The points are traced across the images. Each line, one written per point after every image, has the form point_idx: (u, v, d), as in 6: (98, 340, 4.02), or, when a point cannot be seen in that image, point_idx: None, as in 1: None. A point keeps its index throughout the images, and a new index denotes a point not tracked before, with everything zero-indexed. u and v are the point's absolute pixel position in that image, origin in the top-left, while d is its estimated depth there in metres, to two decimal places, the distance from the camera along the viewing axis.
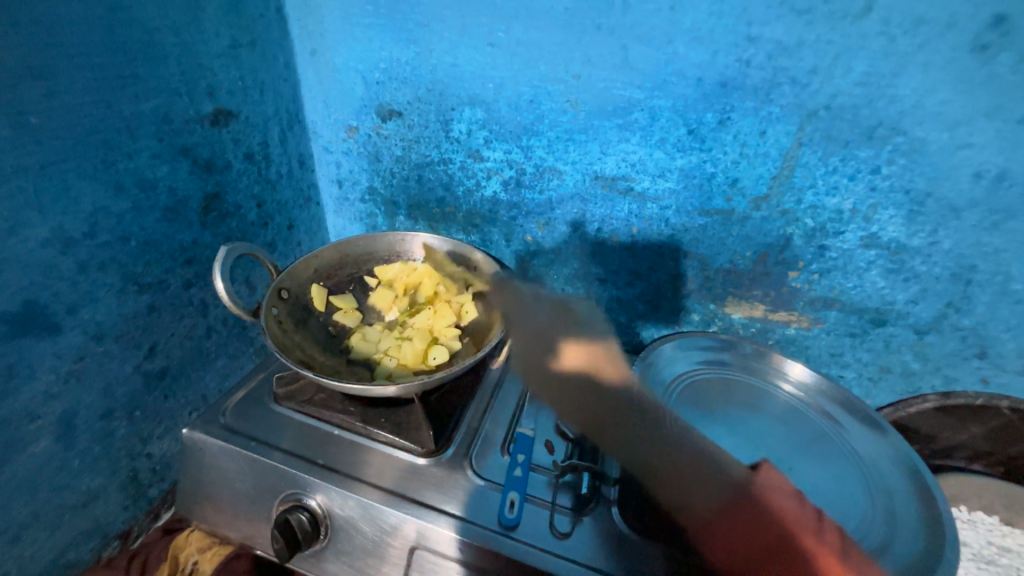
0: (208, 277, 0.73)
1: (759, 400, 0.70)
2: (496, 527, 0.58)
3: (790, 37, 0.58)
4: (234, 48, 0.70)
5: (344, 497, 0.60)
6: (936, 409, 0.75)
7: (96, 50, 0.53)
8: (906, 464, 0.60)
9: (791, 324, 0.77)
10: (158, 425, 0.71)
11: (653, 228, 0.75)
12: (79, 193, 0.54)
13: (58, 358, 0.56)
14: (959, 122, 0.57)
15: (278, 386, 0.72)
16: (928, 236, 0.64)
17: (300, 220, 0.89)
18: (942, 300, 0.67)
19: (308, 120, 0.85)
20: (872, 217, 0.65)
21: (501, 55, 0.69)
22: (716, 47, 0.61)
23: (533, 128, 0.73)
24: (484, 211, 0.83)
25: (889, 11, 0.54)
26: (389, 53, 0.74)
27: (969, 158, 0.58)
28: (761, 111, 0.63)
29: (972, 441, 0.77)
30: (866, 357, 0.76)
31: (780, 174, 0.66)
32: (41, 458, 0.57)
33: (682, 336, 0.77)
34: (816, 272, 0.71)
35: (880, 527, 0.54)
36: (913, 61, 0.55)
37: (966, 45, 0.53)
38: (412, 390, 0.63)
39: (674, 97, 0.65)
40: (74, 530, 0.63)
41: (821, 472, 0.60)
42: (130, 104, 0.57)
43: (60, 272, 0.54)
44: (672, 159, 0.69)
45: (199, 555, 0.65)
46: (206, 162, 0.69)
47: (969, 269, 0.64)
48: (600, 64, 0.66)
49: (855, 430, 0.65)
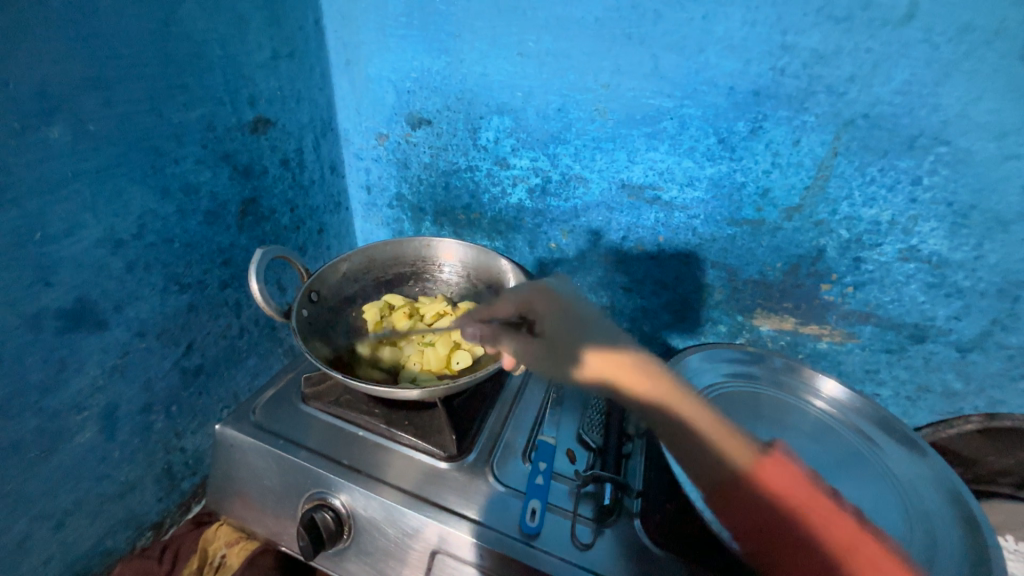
0: (243, 279, 0.76)
1: (788, 415, 0.68)
2: (517, 535, 0.58)
3: (826, 45, 0.57)
4: (275, 60, 0.73)
5: (368, 498, 0.61)
6: (980, 431, 0.71)
7: (150, 62, 0.56)
8: (948, 488, 0.57)
9: (822, 338, 0.75)
10: (192, 421, 0.73)
11: (680, 237, 0.75)
12: (129, 197, 0.57)
13: (104, 353, 0.59)
14: (1008, 131, 0.54)
15: (305, 386, 0.73)
16: (972, 250, 0.61)
17: (329, 225, 0.92)
18: (987, 317, 0.64)
19: (340, 127, 0.87)
20: (911, 230, 0.62)
21: (530, 65, 0.70)
22: (749, 56, 0.60)
23: (561, 136, 0.73)
24: (509, 218, 0.84)
25: (932, 19, 0.52)
26: (421, 63, 0.76)
27: (1018, 169, 0.56)
28: (795, 121, 0.61)
29: (1019, 467, 0.73)
30: (903, 374, 0.73)
31: (814, 184, 0.64)
32: (86, 448, 0.60)
33: (709, 347, 0.75)
34: (850, 285, 0.69)
35: (919, 552, 0.52)
36: (957, 70, 0.54)
37: (1015, 53, 0.51)
38: (435, 395, 0.63)
39: (705, 106, 0.64)
40: (112, 518, 0.66)
41: (855, 493, 0.58)
42: (178, 113, 0.60)
43: (109, 271, 0.57)
44: (702, 167, 0.68)
45: (226, 548, 0.67)
46: (244, 168, 0.72)
47: (1017, 285, 0.61)
48: (630, 73, 0.66)
49: (892, 450, 0.63)
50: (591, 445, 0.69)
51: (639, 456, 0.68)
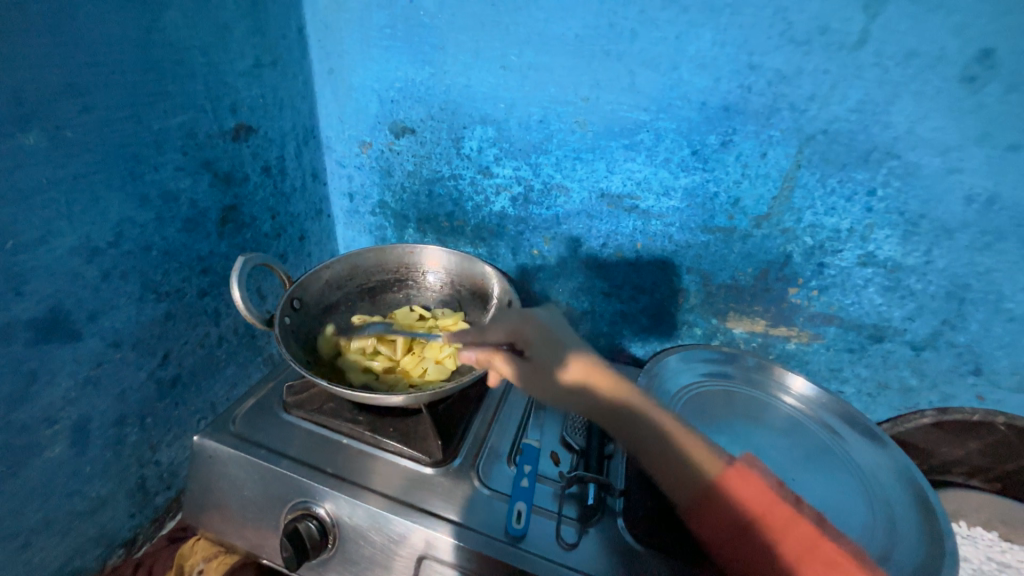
0: (222, 286, 0.75)
1: (760, 412, 0.71)
2: (503, 537, 0.59)
3: (789, 65, 0.61)
4: (257, 67, 0.73)
5: (353, 505, 0.60)
6: (934, 424, 0.76)
7: (130, 68, 0.55)
8: (906, 477, 0.62)
9: (791, 340, 0.79)
10: (168, 433, 0.71)
11: (657, 244, 0.78)
12: (106, 204, 0.56)
13: (77, 364, 0.57)
14: (951, 147, 0.59)
15: (288, 394, 0.72)
16: (922, 255, 0.66)
17: (311, 231, 0.91)
18: (938, 318, 0.69)
19: (322, 135, 0.87)
20: (868, 237, 0.67)
21: (513, 77, 0.72)
22: (719, 74, 0.64)
23: (542, 146, 0.76)
24: (492, 225, 0.85)
25: (882, 44, 0.57)
26: (404, 73, 0.77)
27: (960, 182, 0.61)
28: (762, 135, 0.65)
29: (969, 457, 0.78)
30: (864, 372, 0.77)
31: (780, 195, 0.68)
32: (56, 463, 0.58)
33: (686, 348, 0.78)
34: (815, 289, 0.73)
35: (879, 536, 0.56)
36: (906, 90, 0.58)
37: (955, 77, 0.56)
38: (420, 401, 0.63)
39: (679, 120, 0.68)
40: (81, 536, 0.63)
41: (823, 483, 0.62)
42: (158, 119, 0.59)
43: (84, 280, 0.55)
44: (676, 178, 0.72)
45: (205, 563, 0.65)
46: (225, 175, 0.71)
47: (963, 288, 0.66)
48: (608, 87, 0.69)
49: (856, 442, 0.67)
50: (573, 446, 0.71)
51: (620, 457, 0.70)
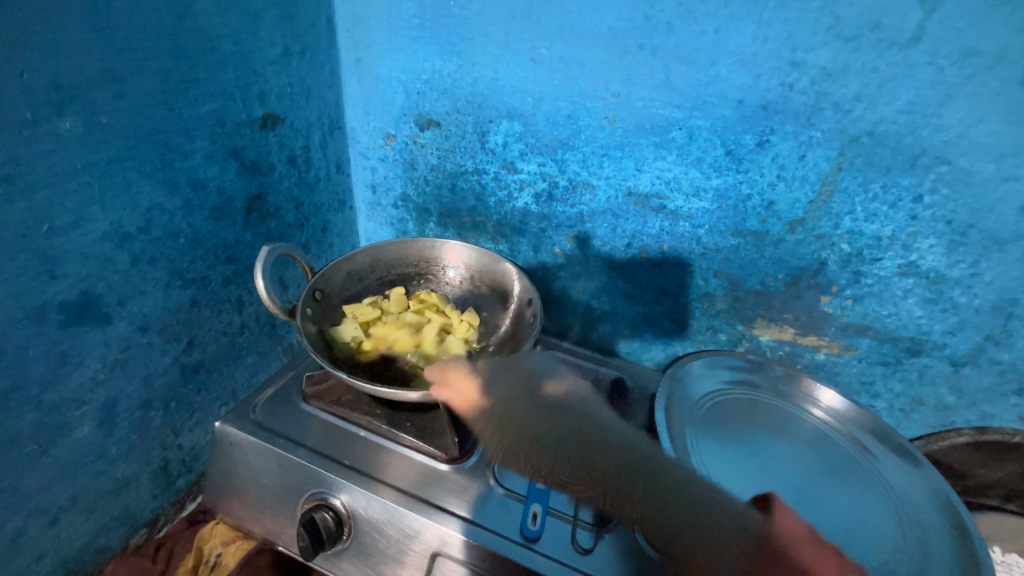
0: (246, 275, 0.75)
1: (785, 423, 0.69)
2: (517, 538, 0.58)
3: (835, 63, 0.58)
4: (286, 56, 0.73)
5: (368, 498, 0.60)
6: (970, 445, 0.72)
7: (164, 56, 0.56)
8: (941, 499, 0.59)
9: (821, 350, 0.76)
10: (190, 418, 0.72)
11: (684, 246, 0.75)
12: (137, 190, 0.57)
13: (106, 347, 0.58)
14: (1007, 153, 0.56)
15: (307, 385, 0.73)
16: (968, 267, 0.63)
17: (333, 223, 0.91)
18: (981, 333, 0.66)
19: (348, 126, 0.87)
20: (911, 246, 0.64)
21: (542, 70, 0.71)
22: (759, 70, 0.61)
23: (569, 142, 0.74)
24: (515, 222, 0.84)
25: (938, 42, 0.54)
26: (431, 65, 0.76)
27: (1015, 190, 0.57)
28: (801, 136, 0.63)
29: (1007, 480, 0.75)
30: (898, 387, 0.74)
31: (818, 198, 0.65)
32: (84, 442, 0.59)
33: (710, 354, 0.76)
34: (850, 298, 0.70)
35: (912, 560, 0.53)
36: (960, 92, 0.55)
37: (1016, 78, 0.53)
38: (437, 397, 0.63)
39: (713, 118, 0.65)
40: (106, 515, 0.65)
41: (851, 501, 0.59)
42: (189, 107, 0.60)
43: (114, 264, 0.56)
44: (708, 179, 0.69)
45: (222, 548, 0.66)
46: (252, 164, 0.71)
47: (1010, 303, 0.63)
48: (640, 82, 0.67)
49: (887, 459, 0.64)
50: None
51: None
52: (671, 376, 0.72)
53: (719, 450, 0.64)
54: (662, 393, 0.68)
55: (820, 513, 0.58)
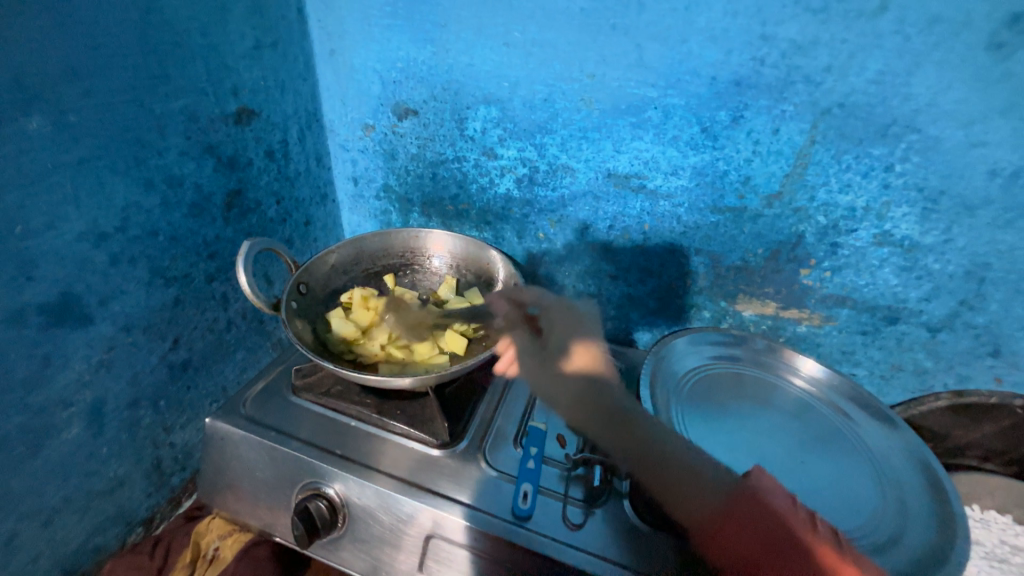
0: (229, 271, 0.75)
1: (769, 395, 0.70)
2: (509, 518, 0.59)
3: (804, 36, 0.58)
4: (258, 49, 0.72)
5: (362, 486, 0.61)
6: (948, 408, 0.74)
7: (130, 51, 0.55)
8: (919, 460, 0.61)
9: (802, 322, 0.77)
10: (181, 415, 0.73)
11: (665, 226, 0.76)
12: (112, 188, 0.56)
13: (90, 348, 0.58)
14: (975, 119, 0.57)
15: (296, 378, 0.73)
16: (941, 234, 0.64)
17: (316, 217, 0.91)
18: (956, 298, 0.67)
19: (325, 118, 0.87)
20: (885, 215, 0.65)
21: (517, 54, 0.70)
22: (730, 46, 0.61)
23: (547, 126, 0.74)
24: (497, 208, 0.84)
25: (904, 10, 0.54)
26: (406, 52, 0.75)
27: (984, 156, 0.58)
28: (774, 110, 0.63)
29: (984, 440, 0.77)
30: (878, 354, 0.76)
31: (793, 172, 0.66)
32: (73, 444, 0.59)
33: (694, 330, 0.77)
34: (828, 270, 0.72)
35: (891, 519, 0.55)
36: (928, 59, 0.56)
37: (981, 44, 0.54)
38: (426, 383, 0.64)
39: (688, 96, 0.66)
40: (101, 515, 0.65)
41: (833, 467, 0.61)
42: (160, 103, 0.59)
43: (92, 264, 0.56)
44: (685, 157, 0.70)
45: (219, 541, 0.68)
46: (229, 159, 0.71)
47: (983, 267, 0.64)
48: (614, 63, 0.67)
49: (867, 424, 0.66)
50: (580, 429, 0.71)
51: None
52: (654, 351, 0.72)
53: (705, 424, 0.65)
54: (647, 370, 0.68)
55: (804, 480, 0.59)
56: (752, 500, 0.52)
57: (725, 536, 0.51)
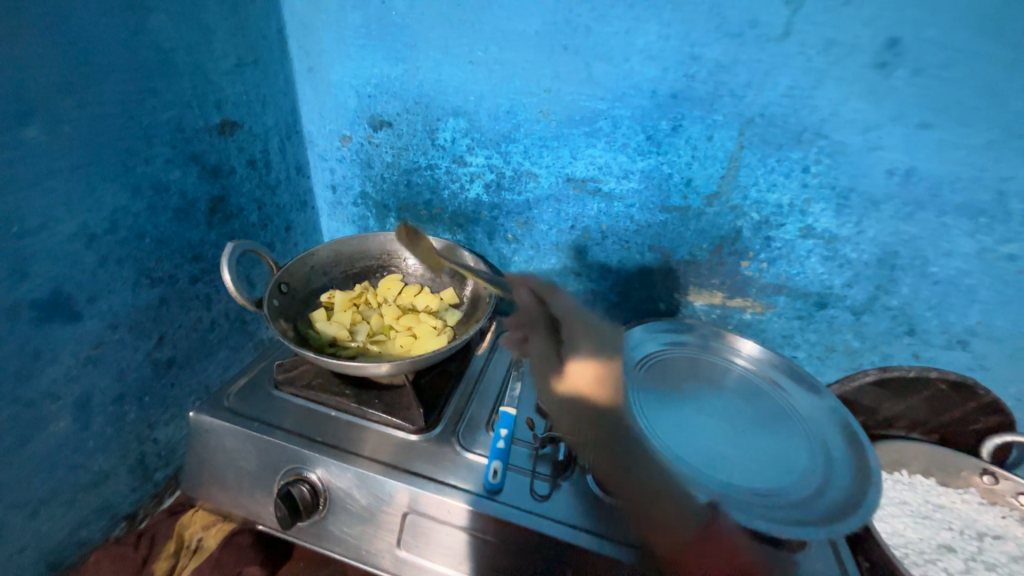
0: (213, 273, 0.79)
1: (716, 374, 0.77)
2: (481, 492, 0.64)
3: (726, 56, 0.67)
4: (240, 66, 0.77)
5: (343, 470, 0.66)
6: (875, 382, 0.83)
7: (121, 68, 0.60)
8: (844, 426, 0.68)
9: (746, 309, 0.86)
10: (165, 412, 0.75)
11: (620, 225, 0.84)
12: (102, 193, 0.60)
13: (79, 343, 0.61)
14: (871, 126, 0.66)
15: (278, 372, 0.77)
16: (854, 226, 0.73)
17: (296, 223, 0.96)
18: (873, 283, 0.76)
19: (305, 130, 0.92)
20: (807, 211, 0.74)
21: (481, 71, 0.78)
22: (666, 65, 0.70)
23: (511, 135, 0.81)
24: (469, 212, 0.91)
25: (804, 35, 0.64)
26: (380, 69, 0.82)
27: (882, 157, 0.68)
28: (706, 119, 0.72)
29: (909, 411, 0.85)
30: (813, 337, 0.85)
31: (727, 174, 0.75)
32: (61, 436, 0.62)
33: (649, 320, 0.84)
34: (764, 261, 0.80)
35: (817, 477, 0.62)
36: (827, 76, 0.65)
37: (868, 63, 0.63)
38: (402, 370, 0.69)
39: (633, 108, 0.74)
40: (85, 508, 0.67)
41: (770, 436, 0.68)
42: (148, 115, 0.64)
43: (82, 264, 0.60)
44: (634, 162, 0.78)
45: (202, 532, 0.71)
46: (213, 167, 0.75)
47: (892, 255, 0.73)
48: (568, 79, 0.75)
49: (801, 396, 0.73)
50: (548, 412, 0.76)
51: None
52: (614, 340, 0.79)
53: (659, 401, 0.71)
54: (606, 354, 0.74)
55: (744, 447, 0.66)
56: (714, 536, 0.57)
57: (692, 559, 0.58)
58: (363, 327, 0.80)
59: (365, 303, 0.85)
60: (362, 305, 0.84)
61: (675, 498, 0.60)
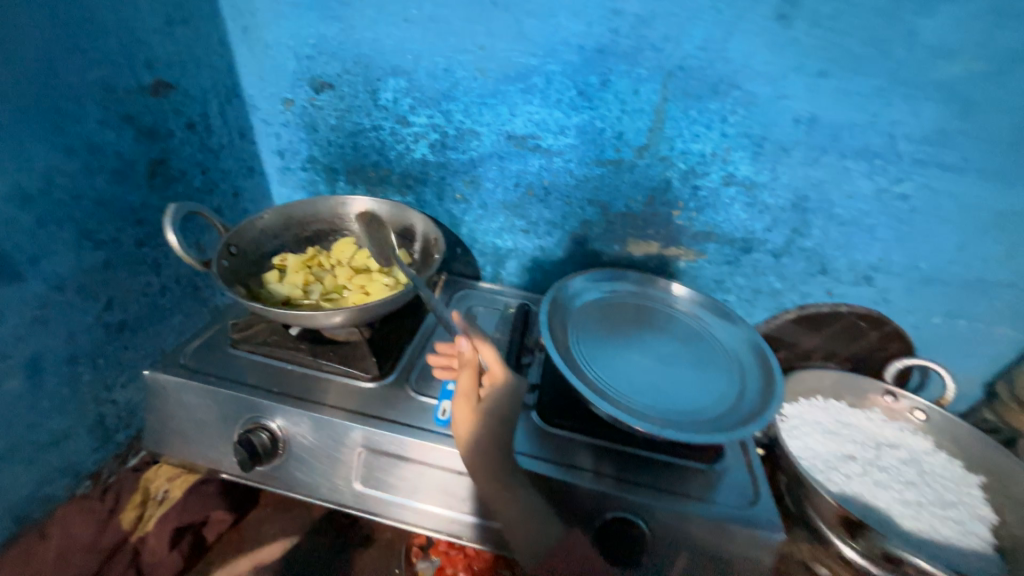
0: (159, 238, 0.80)
1: (649, 316, 0.84)
2: (433, 428, 0.69)
3: (646, 10, 0.71)
4: (170, 26, 0.76)
5: (300, 417, 0.69)
6: (795, 318, 0.94)
7: (44, 25, 0.59)
8: (758, 352, 0.76)
9: (681, 258, 0.92)
10: (120, 373, 0.77)
11: (560, 180, 0.88)
12: (34, 153, 0.61)
13: (24, 303, 0.62)
14: (778, 77, 0.73)
15: (233, 332, 0.80)
16: (770, 173, 0.80)
17: (244, 188, 0.97)
18: (789, 227, 0.84)
19: (246, 94, 0.92)
20: (728, 160, 0.80)
21: (416, 29, 0.80)
22: (591, 19, 0.73)
23: (450, 94, 0.83)
24: (416, 172, 0.93)
25: None
26: (317, 29, 0.83)
27: (788, 106, 0.74)
28: (633, 73, 0.76)
29: (824, 344, 0.98)
30: (741, 281, 0.92)
31: (655, 126, 0.79)
32: (14, 395, 0.63)
33: (591, 270, 0.89)
34: (694, 210, 0.86)
35: (731, 396, 0.70)
36: (737, 28, 0.70)
37: (771, 16, 0.69)
38: (351, 322, 0.72)
39: (563, 63, 0.77)
40: (47, 466, 0.70)
41: (693, 367, 0.75)
42: (77, 75, 0.64)
43: (19, 224, 0.60)
44: (568, 117, 0.81)
45: (167, 484, 0.74)
46: (149, 130, 0.75)
47: (803, 199, 0.81)
48: (500, 35, 0.77)
49: (723, 331, 0.81)
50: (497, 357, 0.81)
51: (537, 364, 0.82)
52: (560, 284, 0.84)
53: (597, 340, 0.77)
54: (550, 299, 0.79)
55: (670, 376, 0.73)
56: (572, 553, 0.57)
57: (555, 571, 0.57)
58: (314, 287, 0.82)
59: (318, 266, 0.86)
60: (314, 268, 0.86)
61: (533, 519, 0.61)
